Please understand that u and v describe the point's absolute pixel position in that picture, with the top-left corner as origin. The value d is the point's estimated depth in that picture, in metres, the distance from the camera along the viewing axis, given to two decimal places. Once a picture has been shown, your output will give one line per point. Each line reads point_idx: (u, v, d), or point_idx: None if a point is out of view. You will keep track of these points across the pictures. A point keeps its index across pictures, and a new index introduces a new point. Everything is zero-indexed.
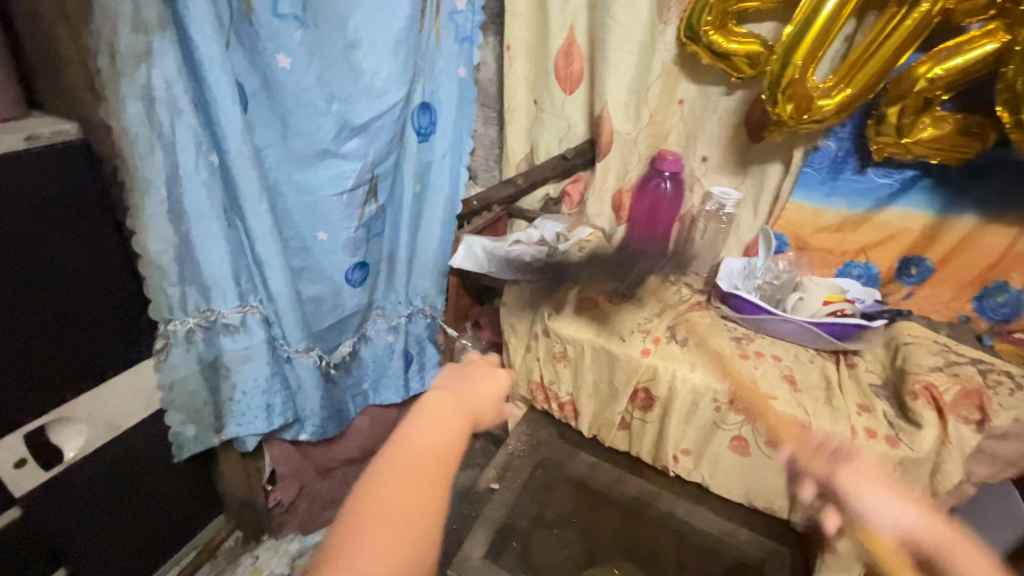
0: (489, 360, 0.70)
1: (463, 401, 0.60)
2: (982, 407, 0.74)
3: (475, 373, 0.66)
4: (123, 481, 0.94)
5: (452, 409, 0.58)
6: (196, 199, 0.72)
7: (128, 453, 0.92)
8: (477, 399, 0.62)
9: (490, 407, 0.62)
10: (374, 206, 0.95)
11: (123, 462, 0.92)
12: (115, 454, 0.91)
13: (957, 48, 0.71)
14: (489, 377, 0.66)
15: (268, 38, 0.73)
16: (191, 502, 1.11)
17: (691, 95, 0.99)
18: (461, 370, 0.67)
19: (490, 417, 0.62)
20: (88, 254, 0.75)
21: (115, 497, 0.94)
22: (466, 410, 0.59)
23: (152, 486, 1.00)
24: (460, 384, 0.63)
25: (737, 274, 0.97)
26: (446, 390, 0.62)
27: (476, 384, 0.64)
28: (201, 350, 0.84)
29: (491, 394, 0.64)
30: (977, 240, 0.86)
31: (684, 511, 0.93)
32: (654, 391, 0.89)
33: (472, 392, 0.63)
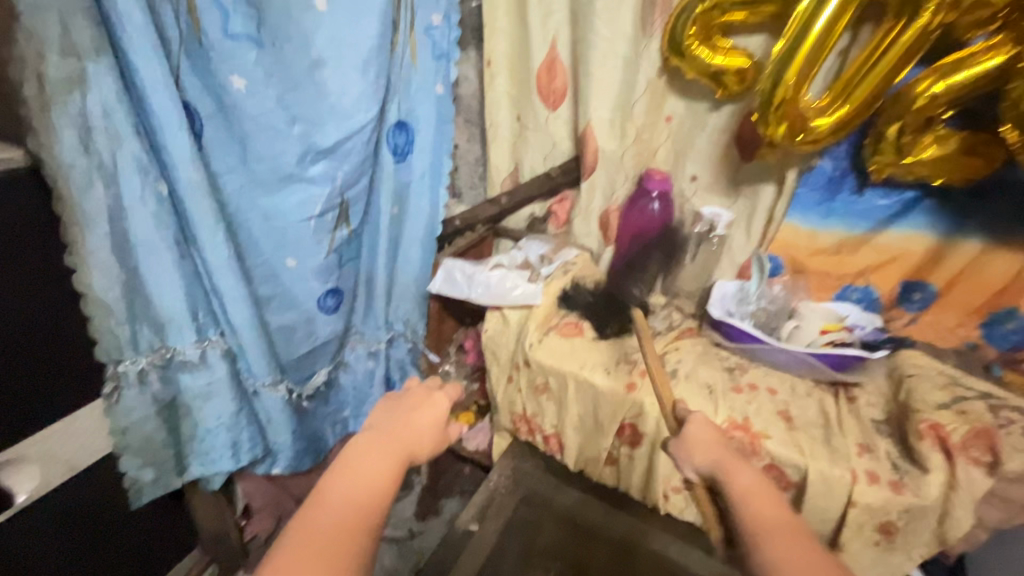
0: (426, 387, 0.69)
1: (394, 441, 0.60)
2: (993, 450, 0.68)
3: (410, 402, 0.66)
4: (88, 518, 0.89)
5: (381, 451, 0.59)
6: (144, 232, 0.67)
7: (93, 488, 0.88)
8: (411, 434, 0.62)
9: (425, 440, 0.63)
10: (346, 231, 0.90)
11: (89, 497, 0.88)
12: (79, 489, 0.86)
13: (961, 62, 0.66)
14: (425, 405, 0.66)
15: (220, 60, 0.70)
16: (162, 539, 1.05)
17: (679, 112, 0.94)
18: (396, 400, 0.67)
19: (425, 450, 0.63)
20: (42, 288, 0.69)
21: (79, 534, 0.89)
22: (397, 448, 0.60)
23: (120, 522, 0.95)
24: (394, 417, 0.64)
25: (730, 298, 0.91)
26: (376, 428, 0.62)
27: (410, 416, 0.64)
28: (158, 390, 0.78)
29: (426, 424, 0.64)
30: (985, 265, 0.80)
31: (676, 553, 0.87)
32: (642, 426, 0.84)
33: (405, 426, 0.63)
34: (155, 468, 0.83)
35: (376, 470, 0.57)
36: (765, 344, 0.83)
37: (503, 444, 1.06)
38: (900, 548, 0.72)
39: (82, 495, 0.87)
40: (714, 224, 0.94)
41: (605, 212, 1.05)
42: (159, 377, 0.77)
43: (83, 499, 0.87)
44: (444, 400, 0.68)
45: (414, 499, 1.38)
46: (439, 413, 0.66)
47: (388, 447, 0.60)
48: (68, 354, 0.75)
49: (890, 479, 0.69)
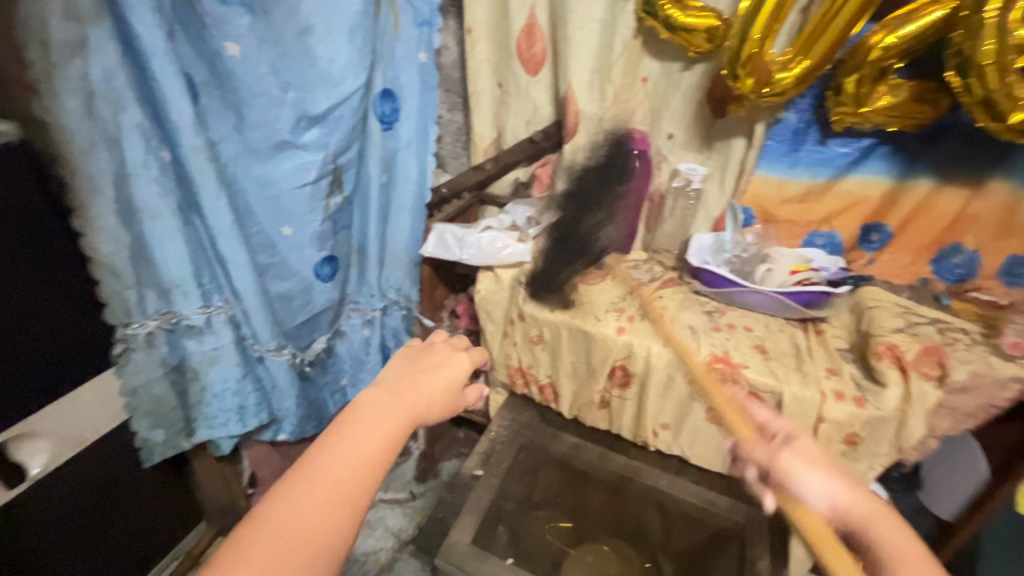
0: (450, 346, 0.68)
1: (399, 405, 0.58)
2: (942, 363, 0.77)
3: (425, 362, 0.65)
4: (99, 488, 0.91)
5: (384, 416, 0.56)
6: (147, 197, 0.68)
7: (103, 459, 0.89)
8: (420, 395, 0.60)
9: (438, 400, 0.62)
10: (340, 198, 0.93)
11: (96, 469, 0.89)
12: (88, 460, 0.87)
13: (910, 15, 0.72)
14: (441, 365, 0.65)
15: (214, 26, 0.70)
16: (168, 509, 1.08)
17: (654, 73, 0.99)
18: (409, 360, 0.65)
19: (436, 411, 0.61)
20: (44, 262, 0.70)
21: (92, 504, 0.91)
22: (403, 411, 0.57)
23: (130, 492, 0.97)
24: (403, 379, 0.61)
25: (707, 249, 0.97)
26: (385, 387, 0.60)
27: (422, 378, 0.62)
28: (165, 353, 0.80)
29: (440, 385, 0.63)
30: (933, 204, 0.88)
31: (666, 484, 0.95)
32: (631, 367, 0.90)
33: (415, 389, 0.60)
34: (164, 429, 0.86)
35: (375, 438, 0.54)
36: (739, 288, 0.90)
37: (500, 400, 1.12)
38: (865, 459, 0.81)
39: (93, 466, 0.88)
40: (691, 178, 0.99)
41: None
42: (165, 342, 0.79)
43: (92, 471, 0.89)
44: (465, 361, 0.67)
45: (412, 463, 1.43)
46: (457, 373, 0.65)
47: (394, 410, 0.57)
48: (73, 327, 0.76)
49: (854, 396, 0.77)
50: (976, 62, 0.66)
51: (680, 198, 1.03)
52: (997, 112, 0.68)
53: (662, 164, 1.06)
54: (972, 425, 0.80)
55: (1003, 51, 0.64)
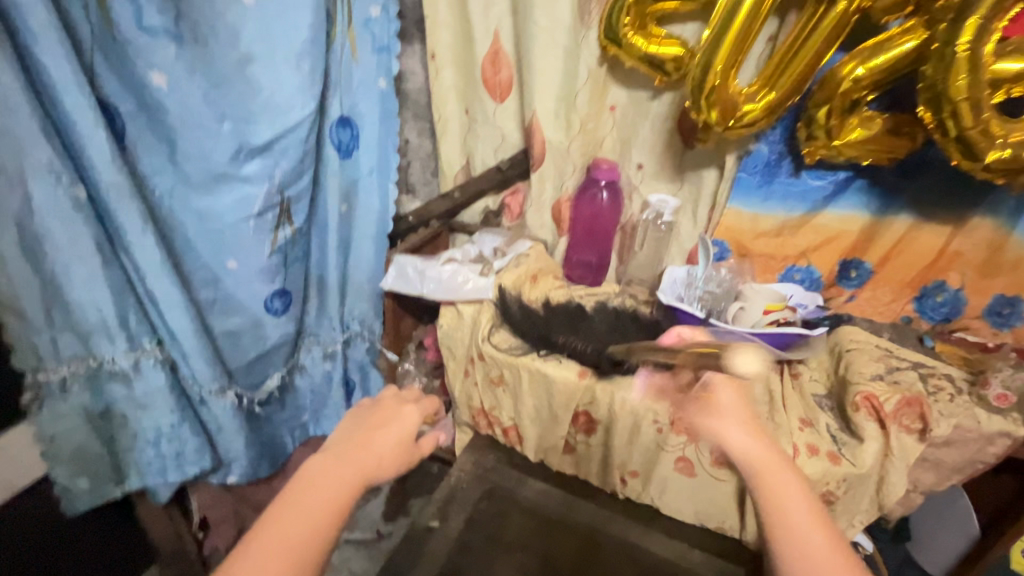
0: (400, 399, 0.61)
1: (341, 470, 0.52)
2: (923, 416, 0.71)
3: (374, 418, 0.57)
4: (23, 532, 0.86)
5: (324, 489, 0.50)
6: (59, 239, 0.63)
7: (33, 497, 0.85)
8: (366, 458, 0.54)
9: (387, 463, 0.54)
10: (290, 230, 0.87)
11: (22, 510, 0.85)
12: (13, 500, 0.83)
13: (880, 45, 0.68)
14: (391, 421, 0.57)
15: (137, 54, 0.67)
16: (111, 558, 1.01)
17: (622, 101, 0.94)
18: (360, 415, 0.58)
19: (386, 472, 0.54)
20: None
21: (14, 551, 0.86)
22: (347, 477, 0.52)
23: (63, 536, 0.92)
24: (349, 438, 0.55)
25: (680, 283, 0.93)
26: (330, 450, 0.54)
27: (370, 436, 0.55)
28: (87, 400, 0.74)
29: (390, 443, 0.56)
30: (913, 240, 0.84)
31: (637, 534, 0.88)
32: (595, 413, 0.86)
33: (361, 449, 0.54)
34: (89, 477, 0.79)
35: (316, 510, 0.49)
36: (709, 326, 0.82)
37: (466, 440, 1.06)
38: (842, 517, 0.75)
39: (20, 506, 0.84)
40: (662, 211, 0.94)
41: (556, 205, 1.05)
42: (85, 387, 0.73)
43: None
44: (415, 412, 0.59)
45: (381, 500, 1.36)
46: (408, 426, 0.57)
47: (338, 475, 0.52)
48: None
49: (829, 451, 0.72)
50: (948, 98, 0.62)
51: (650, 229, 0.99)
52: (972, 152, 0.64)
53: (633, 194, 1.02)
54: (957, 480, 0.74)
55: (976, 87, 0.61)
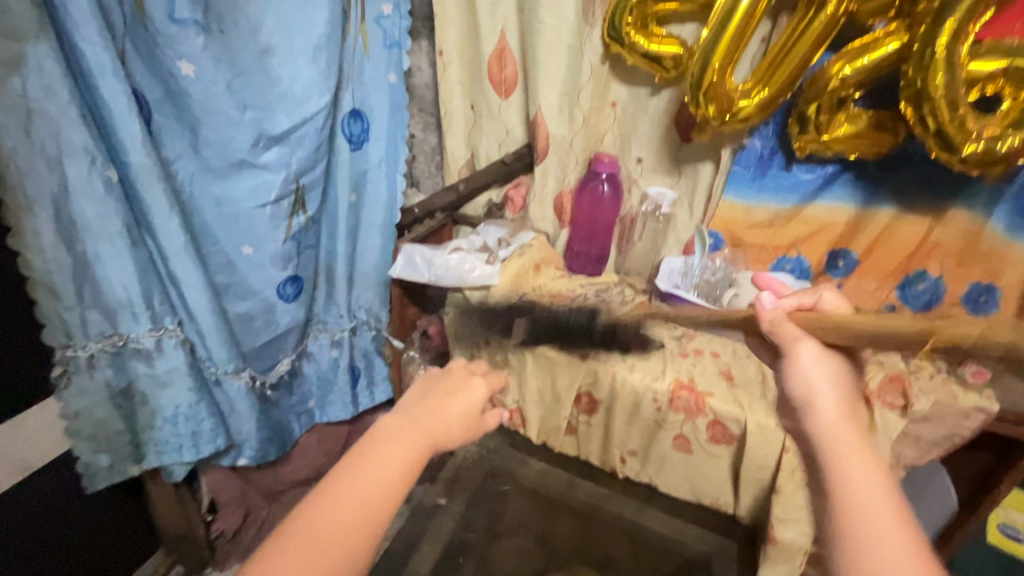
0: (467, 370, 0.63)
1: (416, 429, 0.54)
2: (905, 393, 0.76)
3: (444, 387, 0.59)
4: (45, 519, 0.87)
5: (404, 441, 0.53)
6: (91, 219, 0.66)
7: (55, 483, 0.86)
8: (438, 421, 0.56)
9: (455, 429, 0.57)
10: (303, 217, 0.90)
11: (46, 498, 0.85)
12: (34, 489, 0.83)
13: (866, 46, 0.73)
14: (460, 391, 0.59)
15: (166, 45, 0.70)
16: (119, 539, 1.03)
17: (623, 98, 0.99)
18: (430, 384, 0.60)
19: (454, 439, 0.57)
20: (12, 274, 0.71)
21: (36, 538, 0.86)
22: (419, 439, 0.54)
23: (79, 520, 0.93)
24: (422, 402, 0.57)
25: (677, 273, 0.97)
26: (403, 412, 0.56)
27: (441, 403, 0.57)
28: (111, 376, 0.77)
29: (458, 412, 0.58)
30: (895, 231, 0.89)
31: (633, 511, 0.93)
32: (597, 394, 0.90)
33: (434, 413, 0.56)
34: (110, 453, 0.82)
35: (393, 461, 0.51)
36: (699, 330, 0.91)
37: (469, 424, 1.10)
38: None
39: (45, 492, 0.85)
40: (659, 203, 1.00)
41: (558, 196, 1.09)
42: (110, 364, 0.76)
43: (45, 498, 0.85)
44: (482, 387, 0.61)
45: None
46: (475, 399, 0.59)
47: (412, 435, 0.54)
48: (28, 353, 0.75)
49: None
50: (928, 96, 0.67)
51: (649, 221, 1.04)
52: (949, 144, 0.69)
53: (632, 187, 1.06)
54: (936, 454, 0.79)
55: (952, 85, 0.66)
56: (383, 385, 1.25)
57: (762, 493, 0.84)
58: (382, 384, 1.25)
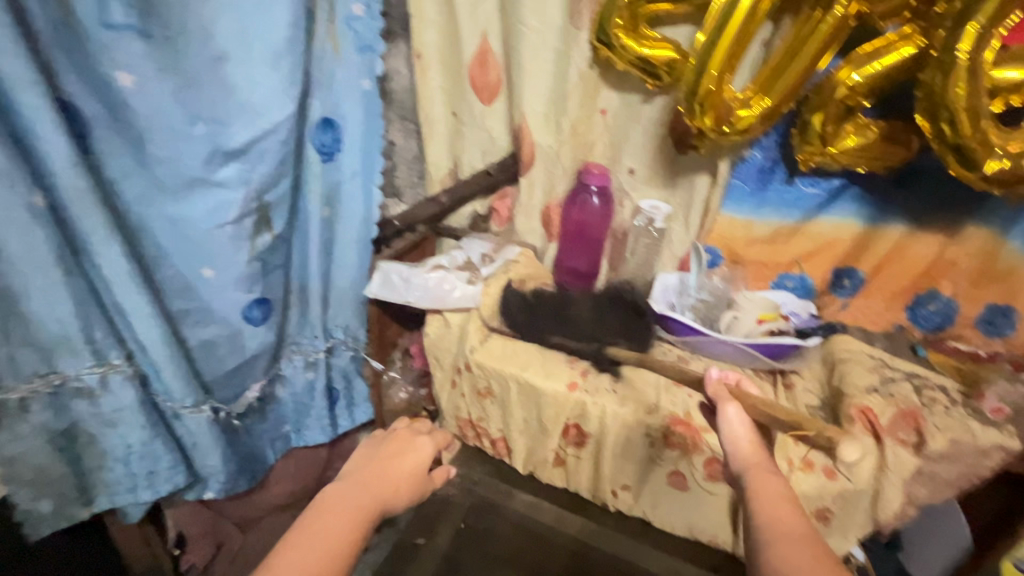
0: (411, 431, 0.70)
1: (364, 493, 0.59)
2: (918, 429, 0.70)
3: (389, 449, 0.66)
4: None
5: (350, 505, 0.57)
6: (16, 247, 0.59)
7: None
8: (386, 483, 0.61)
9: (402, 490, 0.62)
10: (269, 236, 0.84)
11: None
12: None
13: (877, 51, 0.67)
14: (405, 451, 0.66)
15: (102, 54, 0.63)
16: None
17: (613, 105, 0.93)
18: (375, 448, 0.66)
19: (401, 499, 0.62)
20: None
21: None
22: (366, 503, 0.58)
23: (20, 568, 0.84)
24: (368, 466, 0.63)
25: (672, 290, 0.91)
26: (349, 479, 0.61)
27: (387, 464, 0.64)
28: (50, 419, 0.70)
29: (404, 471, 0.64)
30: (907, 249, 0.83)
31: (625, 549, 0.87)
32: (585, 427, 0.83)
33: (380, 476, 0.62)
34: (53, 498, 0.75)
35: (343, 523, 0.55)
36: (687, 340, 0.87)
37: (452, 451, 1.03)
38: (837, 530, 0.73)
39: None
40: (653, 218, 0.93)
41: (546, 209, 1.04)
42: (47, 406, 0.69)
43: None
44: (428, 444, 0.68)
45: None
46: (422, 457, 0.66)
47: (357, 500, 0.58)
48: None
49: (825, 466, 0.70)
50: (947, 106, 0.61)
51: (642, 236, 0.97)
52: (969, 160, 0.62)
53: (624, 199, 1.00)
54: (952, 494, 0.73)
55: (975, 95, 0.59)
56: (364, 406, 1.19)
57: None
58: (363, 405, 1.19)
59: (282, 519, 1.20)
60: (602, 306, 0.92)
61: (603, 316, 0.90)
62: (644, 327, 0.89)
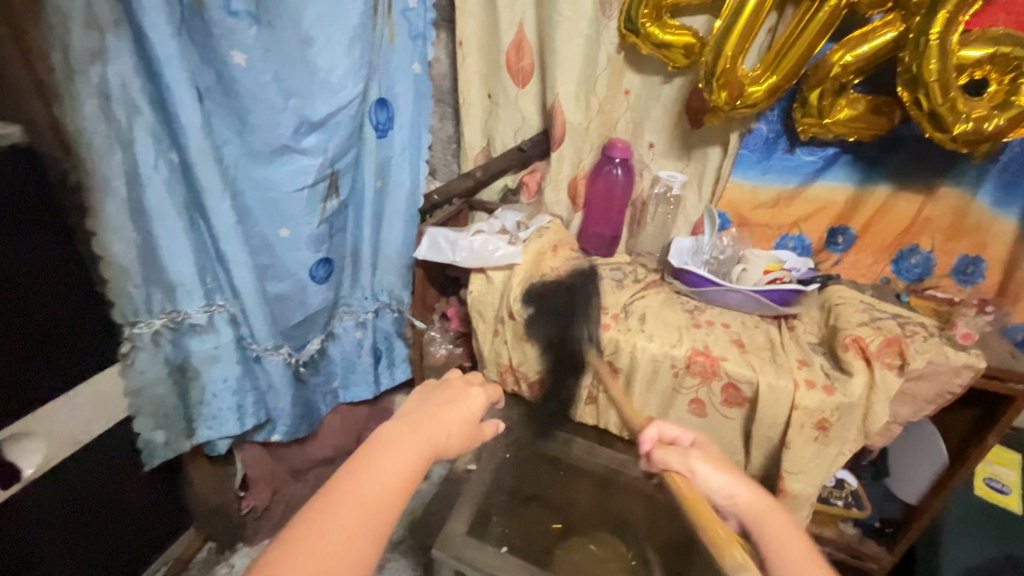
0: (465, 381, 0.74)
1: (420, 435, 0.63)
2: (902, 354, 0.83)
3: (442, 397, 0.69)
4: (53, 526, 0.84)
5: (409, 442, 0.61)
6: (157, 199, 0.75)
7: (95, 469, 0.87)
8: (441, 427, 0.65)
9: (454, 436, 0.66)
10: (336, 201, 0.95)
11: (59, 500, 0.84)
12: (72, 473, 0.84)
13: (865, 36, 0.79)
14: (457, 401, 0.69)
15: (222, 36, 0.74)
16: (137, 533, 1.02)
17: (636, 86, 1.06)
18: (429, 396, 0.70)
19: (453, 444, 0.65)
20: (47, 252, 0.70)
21: (58, 538, 0.85)
22: (422, 444, 0.62)
23: (94, 520, 0.91)
24: (422, 411, 0.66)
25: (686, 252, 1.04)
26: (405, 420, 0.64)
27: (441, 409, 0.67)
28: (169, 352, 0.85)
29: (458, 418, 0.67)
30: (891, 208, 0.96)
31: (653, 476, 0.99)
32: (617, 363, 0.94)
33: (435, 421, 0.65)
34: (166, 430, 0.90)
35: (400, 464, 0.59)
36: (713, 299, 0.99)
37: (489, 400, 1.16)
38: (835, 443, 0.86)
39: (109, 463, 0.89)
40: (671, 185, 1.06)
41: (572, 181, 1.14)
42: (170, 340, 0.84)
43: (106, 472, 0.89)
44: (480, 396, 0.71)
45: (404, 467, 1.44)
46: (473, 408, 0.70)
47: (415, 441, 0.62)
48: (64, 342, 0.75)
49: (824, 384, 0.83)
50: (923, 80, 0.74)
51: (660, 204, 1.10)
52: (942, 124, 0.75)
53: (643, 171, 1.12)
54: (929, 410, 0.86)
55: (944, 70, 0.73)
56: (404, 366, 1.31)
57: (773, 451, 0.89)
58: (403, 365, 1.30)
59: (328, 472, 1.31)
60: (547, 319, 0.96)
61: (556, 325, 0.95)
62: (583, 303, 0.97)
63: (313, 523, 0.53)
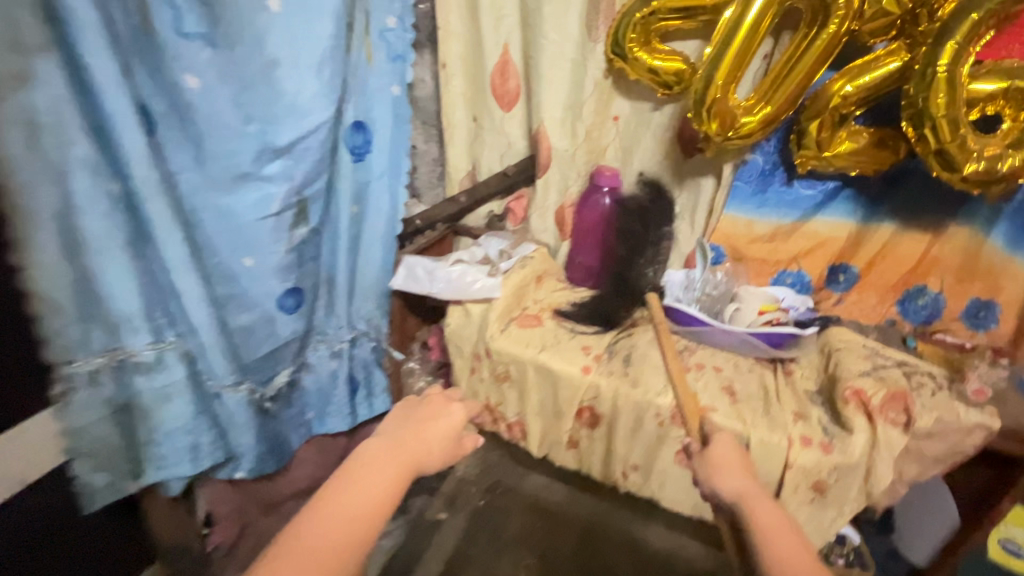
0: (446, 396, 0.68)
1: (400, 452, 0.59)
2: (908, 409, 0.76)
3: (425, 412, 0.65)
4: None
5: (389, 458, 0.59)
6: (94, 230, 0.70)
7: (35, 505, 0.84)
8: (421, 444, 0.61)
9: (436, 451, 0.62)
10: (305, 229, 0.90)
11: None
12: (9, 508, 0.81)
13: (867, 65, 0.74)
14: (440, 415, 0.65)
15: (173, 59, 0.70)
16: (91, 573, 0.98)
17: (625, 112, 1.00)
18: (409, 412, 0.65)
19: (436, 459, 0.62)
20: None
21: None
22: (402, 461, 0.59)
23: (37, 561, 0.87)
24: (405, 426, 0.63)
25: (677, 286, 0.98)
26: (386, 435, 0.62)
27: (424, 425, 0.63)
28: (112, 393, 0.80)
29: (440, 433, 0.63)
30: (896, 247, 0.90)
31: (636, 526, 0.94)
32: (598, 408, 0.88)
33: (416, 438, 0.62)
34: (108, 473, 0.84)
35: (379, 480, 0.57)
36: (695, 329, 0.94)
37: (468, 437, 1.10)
38: (833, 504, 0.79)
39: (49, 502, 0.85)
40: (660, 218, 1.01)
41: (560, 209, 1.10)
42: (112, 379, 0.79)
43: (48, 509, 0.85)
44: (462, 411, 0.66)
45: None
46: (455, 422, 0.65)
47: (394, 458, 0.59)
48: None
49: (821, 441, 0.76)
50: (930, 115, 0.68)
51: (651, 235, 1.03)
52: (952, 164, 0.69)
53: None
54: (936, 470, 0.79)
55: (953, 105, 0.67)
56: (382, 397, 1.24)
57: None
58: (381, 395, 1.24)
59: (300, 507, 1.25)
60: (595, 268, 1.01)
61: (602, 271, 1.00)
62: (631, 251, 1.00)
63: (296, 538, 0.52)
